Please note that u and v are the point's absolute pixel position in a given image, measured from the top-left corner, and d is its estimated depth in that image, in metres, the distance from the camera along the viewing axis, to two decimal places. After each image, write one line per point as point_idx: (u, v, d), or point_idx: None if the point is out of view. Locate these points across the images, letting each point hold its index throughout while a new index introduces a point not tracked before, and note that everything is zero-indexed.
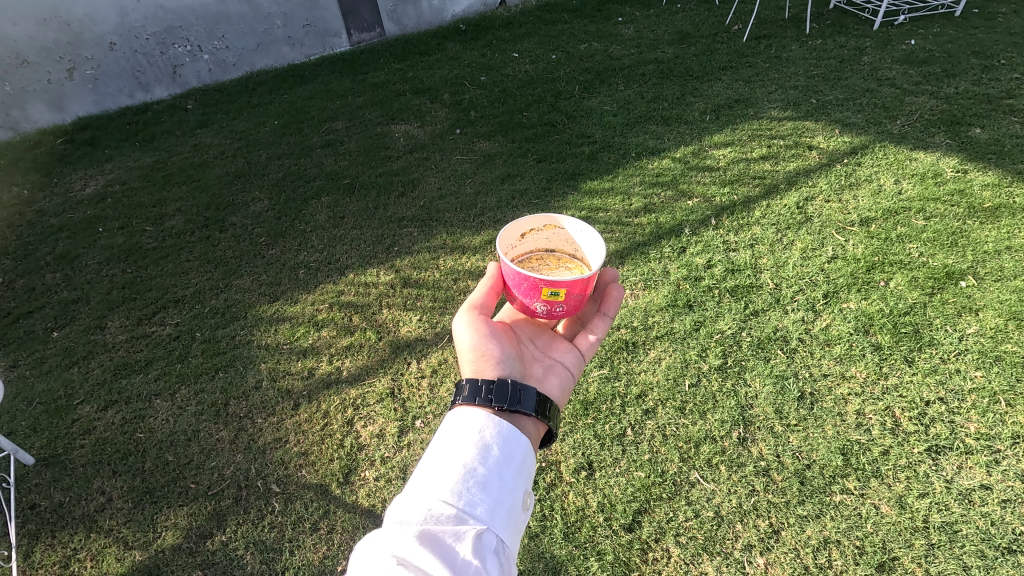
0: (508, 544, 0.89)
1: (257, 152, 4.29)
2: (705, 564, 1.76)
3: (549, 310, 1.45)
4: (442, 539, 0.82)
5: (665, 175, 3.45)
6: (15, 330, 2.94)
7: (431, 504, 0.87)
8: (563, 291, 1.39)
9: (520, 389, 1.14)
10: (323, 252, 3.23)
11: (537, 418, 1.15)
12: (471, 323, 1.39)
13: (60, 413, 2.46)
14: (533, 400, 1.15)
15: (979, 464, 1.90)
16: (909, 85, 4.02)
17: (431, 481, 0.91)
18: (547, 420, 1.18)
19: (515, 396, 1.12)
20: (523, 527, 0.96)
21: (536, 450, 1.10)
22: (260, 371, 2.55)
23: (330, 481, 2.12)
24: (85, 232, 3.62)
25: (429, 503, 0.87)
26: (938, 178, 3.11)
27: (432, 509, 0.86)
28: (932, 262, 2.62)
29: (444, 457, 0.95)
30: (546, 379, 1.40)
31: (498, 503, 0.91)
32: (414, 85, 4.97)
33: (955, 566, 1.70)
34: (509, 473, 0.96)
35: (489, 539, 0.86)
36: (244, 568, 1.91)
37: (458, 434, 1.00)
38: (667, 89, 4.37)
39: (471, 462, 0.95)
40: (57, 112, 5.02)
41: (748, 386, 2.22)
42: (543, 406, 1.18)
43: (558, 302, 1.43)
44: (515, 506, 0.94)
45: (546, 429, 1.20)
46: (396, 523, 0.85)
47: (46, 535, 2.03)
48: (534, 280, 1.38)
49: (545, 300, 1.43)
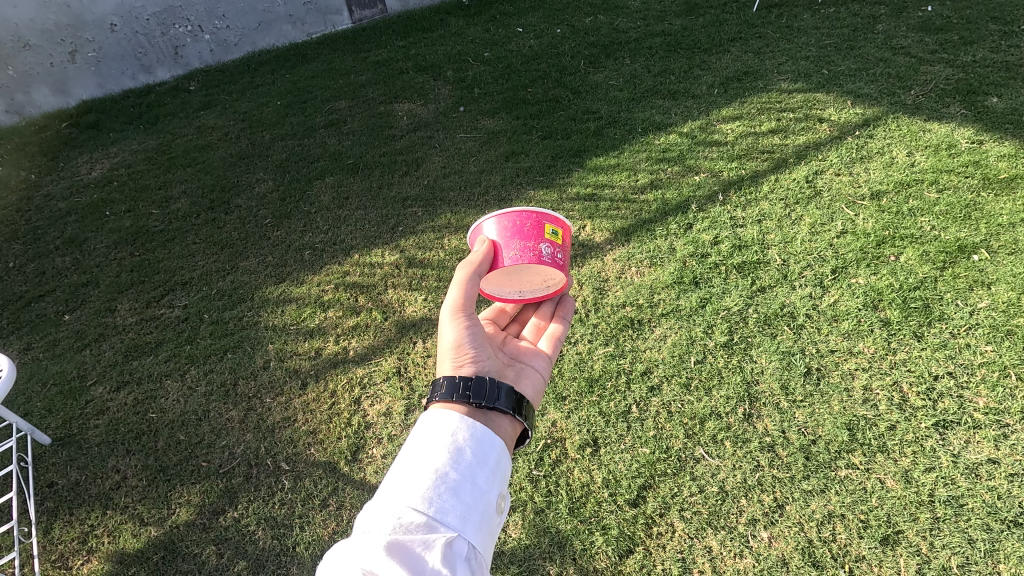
0: (481, 550, 0.89)
1: (260, 133, 4.27)
2: (709, 538, 1.78)
3: (553, 251, 1.58)
4: (414, 545, 0.82)
5: (672, 150, 3.40)
6: (27, 313, 2.98)
7: (401, 510, 0.87)
8: (558, 231, 1.64)
9: (497, 385, 1.14)
10: (328, 232, 3.23)
11: (513, 416, 1.14)
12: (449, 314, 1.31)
13: (73, 394, 2.51)
14: (507, 399, 1.14)
15: (987, 439, 1.89)
16: (924, 54, 3.90)
17: (401, 488, 0.90)
18: (522, 419, 1.17)
19: (491, 394, 1.12)
20: (497, 531, 0.96)
21: (511, 452, 1.09)
22: (268, 352, 2.58)
23: (339, 459, 2.15)
24: (92, 216, 3.64)
25: (400, 511, 0.87)
26: (952, 149, 3.04)
27: (403, 517, 0.86)
28: (944, 236, 2.58)
29: (414, 463, 0.94)
30: (519, 377, 1.38)
31: (469, 510, 0.90)
32: (417, 62, 4.91)
33: (961, 539, 1.70)
34: (481, 479, 0.96)
35: (459, 545, 0.85)
36: (255, 543, 1.94)
37: (430, 442, 0.99)
38: (674, 62, 4.28)
39: (442, 468, 0.94)
40: (61, 95, 5.01)
41: (754, 362, 2.21)
42: (518, 404, 1.17)
43: (556, 246, 1.61)
44: (488, 509, 0.93)
45: (521, 426, 1.19)
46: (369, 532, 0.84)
47: (64, 512, 2.08)
48: (540, 215, 1.58)
49: (547, 241, 1.58)
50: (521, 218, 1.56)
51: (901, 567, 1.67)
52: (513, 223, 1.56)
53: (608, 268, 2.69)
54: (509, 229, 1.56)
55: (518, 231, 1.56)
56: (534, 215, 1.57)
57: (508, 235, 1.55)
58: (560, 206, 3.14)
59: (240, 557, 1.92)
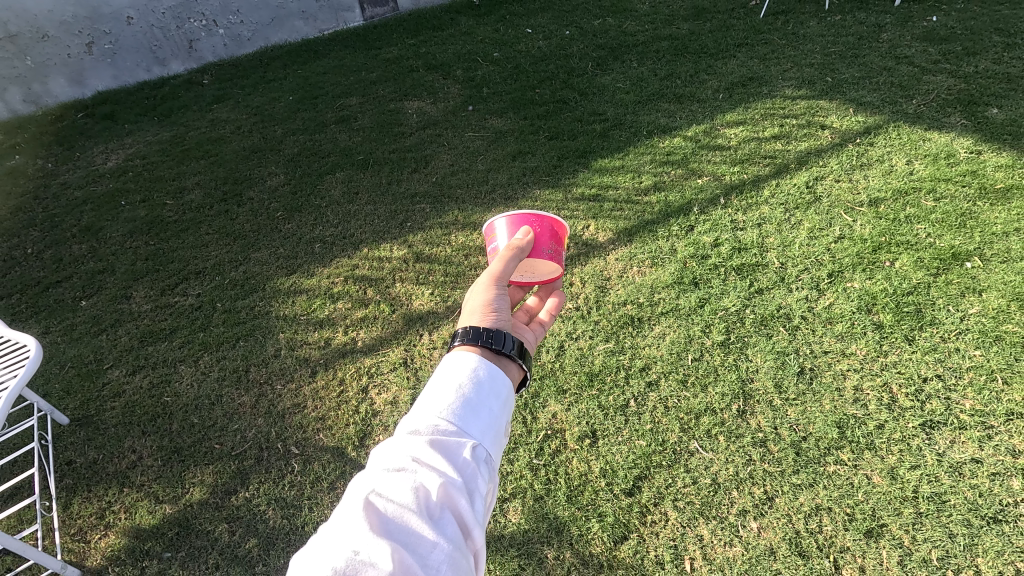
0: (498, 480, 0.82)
1: (272, 127, 4.35)
2: (701, 527, 1.85)
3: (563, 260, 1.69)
4: (443, 447, 0.79)
5: (676, 153, 3.47)
6: (45, 299, 3.07)
7: (426, 418, 0.83)
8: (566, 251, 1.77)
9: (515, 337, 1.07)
10: (338, 226, 3.31)
11: (520, 362, 1.08)
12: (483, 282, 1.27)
13: (91, 376, 2.60)
14: (514, 342, 1.08)
15: (971, 439, 1.96)
16: (928, 63, 3.96)
17: (425, 401, 0.86)
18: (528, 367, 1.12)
19: (499, 337, 1.05)
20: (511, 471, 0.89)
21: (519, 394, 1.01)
22: (279, 340, 2.67)
23: (347, 444, 2.23)
24: (108, 205, 3.73)
25: (425, 420, 0.83)
26: (951, 159, 3.10)
27: (429, 423, 0.82)
28: (939, 243, 2.64)
29: (452, 385, 0.89)
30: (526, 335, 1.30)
31: (490, 420, 0.86)
32: (427, 60, 4.99)
33: (941, 533, 1.77)
34: (500, 393, 0.90)
35: (483, 452, 0.82)
36: (266, 522, 2.02)
37: (450, 365, 0.93)
38: (680, 66, 4.35)
39: (463, 383, 0.89)
40: (76, 86, 5.10)
41: (749, 361, 2.29)
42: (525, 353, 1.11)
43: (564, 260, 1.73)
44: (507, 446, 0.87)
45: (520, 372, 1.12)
46: (397, 437, 0.81)
47: (82, 489, 2.17)
48: (562, 229, 1.72)
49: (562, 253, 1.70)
50: (552, 222, 1.67)
51: (884, 558, 1.75)
52: (551, 225, 1.65)
53: (611, 267, 2.77)
54: (543, 227, 1.64)
55: (551, 234, 1.65)
56: (564, 230, 1.71)
57: (539, 231, 1.63)
58: (565, 206, 3.22)
59: (251, 535, 2.00)
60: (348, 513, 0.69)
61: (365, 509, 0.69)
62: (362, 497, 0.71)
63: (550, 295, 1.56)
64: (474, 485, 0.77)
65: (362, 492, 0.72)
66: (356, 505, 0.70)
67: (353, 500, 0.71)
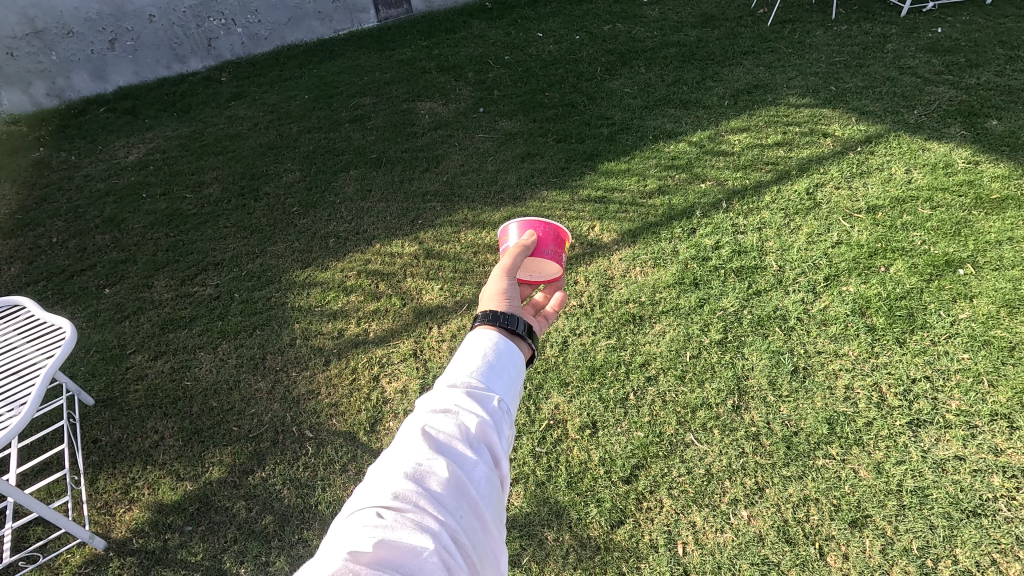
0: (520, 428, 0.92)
1: (288, 125, 4.47)
2: (694, 514, 1.95)
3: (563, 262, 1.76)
4: (476, 394, 0.90)
5: (681, 158, 3.56)
6: (70, 286, 3.19)
7: (458, 374, 0.94)
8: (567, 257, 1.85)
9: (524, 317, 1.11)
10: (351, 222, 3.43)
11: (528, 341, 1.11)
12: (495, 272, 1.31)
13: (115, 360, 2.72)
14: (523, 322, 1.13)
15: (956, 437, 2.05)
16: (931, 74, 4.03)
17: (455, 363, 0.97)
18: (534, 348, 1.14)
19: (510, 316, 1.10)
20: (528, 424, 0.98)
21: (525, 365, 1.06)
22: (294, 330, 2.78)
23: (358, 429, 2.34)
24: (129, 198, 3.86)
25: (460, 376, 0.93)
26: (949, 168, 3.18)
27: (462, 377, 0.93)
28: (933, 250, 2.73)
29: (477, 347, 0.99)
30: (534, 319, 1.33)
31: (512, 380, 0.96)
32: (439, 62, 5.10)
33: (923, 525, 1.86)
34: (517, 359, 1.00)
35: (508, 403, 0.92)
36: (281, 500, 2.13)
37: (474, 337, 1.03)
38: (687, 73, 4.44)
39: (487, 350, 0.99)
40: (99, 81, 5.24)
41: (745, 359, 2.38)
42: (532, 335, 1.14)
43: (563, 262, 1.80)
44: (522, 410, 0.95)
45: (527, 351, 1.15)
46: (436, 388, 0.92)
47: (108, 466, 2.29)
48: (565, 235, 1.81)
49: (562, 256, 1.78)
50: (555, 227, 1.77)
51: (867, 546, 1.84)
52: (555, 231, 1.75)
53: (614, 266, 2.87)
54: (547, 232, 1.73)
55: (555, 238, 1.74)
56: (566, 236, 1.80)
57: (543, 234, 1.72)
58: (571, 207, 3.32)
59: (267, 512, 2.11)
60: (402, 443, 0.81)
61: (417, 438, 0.81)
62: (412, 431, 0.83)
63: (553, 290, 1.60)
64: (504, 425, 0.88)
65: (412, 427, 0.84)
66: (410, 437, 0.81)
67: (405, 433, 0.83)
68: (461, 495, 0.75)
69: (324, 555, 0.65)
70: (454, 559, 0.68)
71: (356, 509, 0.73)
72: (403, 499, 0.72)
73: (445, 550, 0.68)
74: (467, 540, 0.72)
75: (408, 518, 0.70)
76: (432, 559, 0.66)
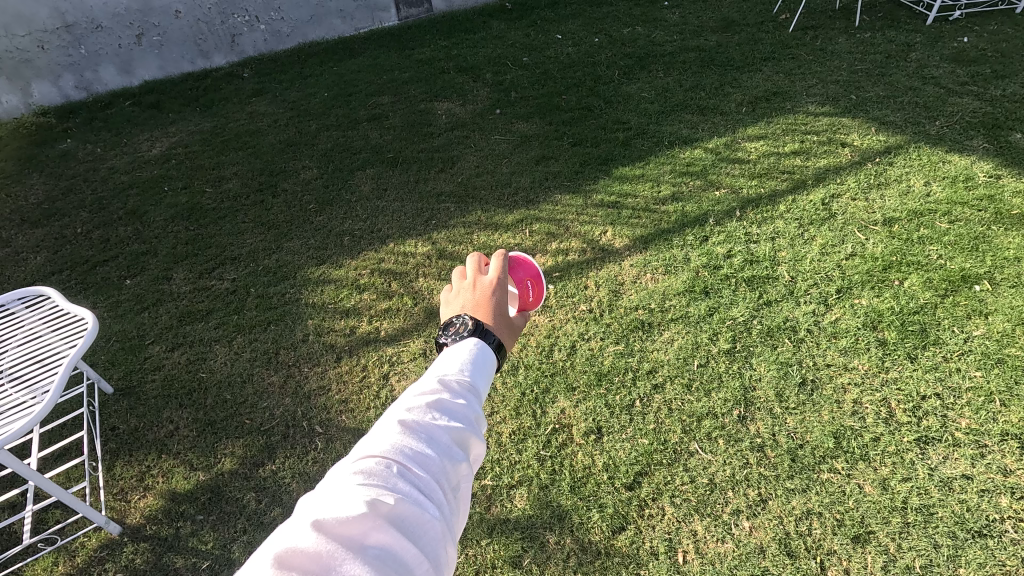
0: None
1: (307, 122, 4.53)
2: (696, 523, 1.96)
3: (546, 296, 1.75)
4: (474, 382, 0.94)
5: (696, 165, 3.56)
6: (93, 276, 3.28)
7: (459, 358, 0.97)
8: None
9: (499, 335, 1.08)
10: (366, 221, 3.47)
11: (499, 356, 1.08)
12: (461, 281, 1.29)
13: (134, 351, 2.79)
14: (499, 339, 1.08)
15: (964, 456, 2.03)
16: (955, 85, 3.96)
17: (454, 347, 1.01)
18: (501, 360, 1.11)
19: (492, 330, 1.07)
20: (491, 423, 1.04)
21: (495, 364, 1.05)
22: (307, 327, 2.83)
23: (367, 427, 2.39)
24: (152, 191, 3.95)
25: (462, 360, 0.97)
26: (969, 182, 3.13)
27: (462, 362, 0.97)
28: (949, 265, 2.69)
29: (470, 340, 1.03)
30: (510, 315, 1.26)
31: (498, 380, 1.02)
32: (458, 62, 5.13)
33: (926, 543, 1.85)
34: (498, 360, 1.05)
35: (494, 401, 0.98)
36: (290, 493, 2.18)
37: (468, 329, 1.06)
38: (705, 79, 4.42)
39: (483, 343, 1.04)
40: (126, 75, 5.36)
41: (753, 369, 2.38)
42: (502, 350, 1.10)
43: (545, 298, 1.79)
44: None
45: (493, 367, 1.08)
46: (438, 365, 0.95)
47: (125, 453, 2.36)
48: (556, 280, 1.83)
49: None
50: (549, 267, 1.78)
51: (869, 563, 1.83)
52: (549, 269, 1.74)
53: (625, 272, 2.88)
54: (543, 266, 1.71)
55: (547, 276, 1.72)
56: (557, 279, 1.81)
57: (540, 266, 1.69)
58: (584, 211, 3.33)
59: (275, 505, 2.15)
60: (409, 406, 0.84)
61: (428, 404, 0.83)
62: (420, 396, 0.85)
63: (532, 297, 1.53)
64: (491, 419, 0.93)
65: (423, 394, 0.86)
66: (422, 402, 0.84)
67: (413, 397, 0.85)
68: (460, 473, 0.79)
69: (342, 493, 0.67)
70: (451, 532, 0.72)
71: (366, 455, 0.74)
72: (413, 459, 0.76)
73: (447, 520, 0.72)
74: (459, 518, 0.76)
75: (418, 479, 0.73)
76: (437, 527, 0.70)
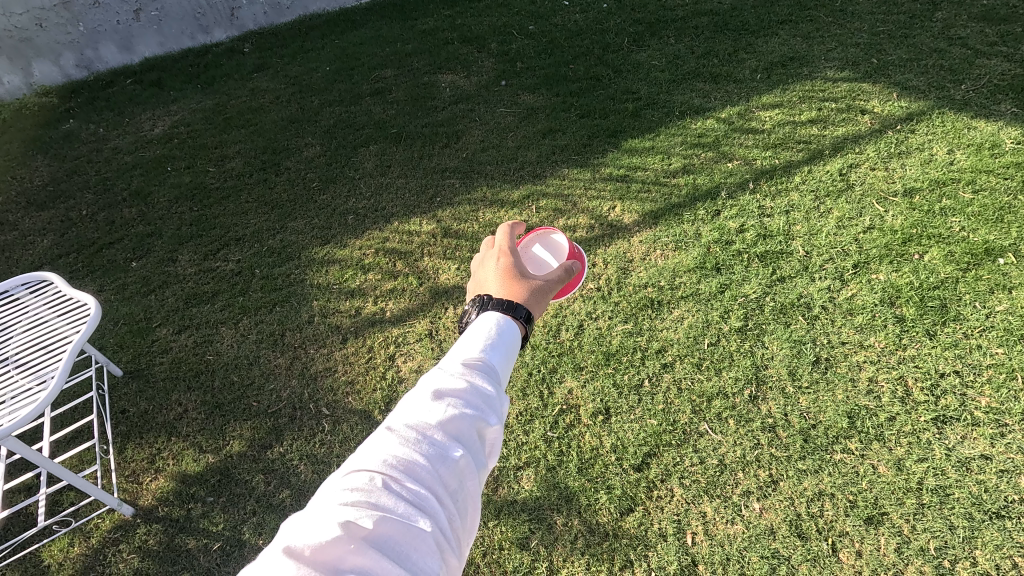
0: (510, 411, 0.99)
1: (310, 98, 4.45)
2: (705, 504, 1.94)
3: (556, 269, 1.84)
4: (484, 373, 0.96)
5: (708, 135, 3.44)
6: (99, 258, 3.28)
7: (469, 351, 0.99)
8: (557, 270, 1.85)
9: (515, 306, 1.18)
10: (370, 199, 3.42)
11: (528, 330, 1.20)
12: (495, 254, 1.40)
13: (141, 333, 2.80)
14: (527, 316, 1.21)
15: (983, 436, 1.98)
16: (983, 45, 3.75)
17: (467, 339, 1.03)
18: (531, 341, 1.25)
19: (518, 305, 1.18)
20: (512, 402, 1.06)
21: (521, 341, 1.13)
22: (312, 307, 2.81)
23: (373, 408, 2.38)
24: (155, 171, 3.92)
25: (470, 354, 0.98)
26: (995, 149, 2.99)
27: (472, 354, 0.99)
28: (972, 237, 2.59)
29: (481, 332, 1.04)
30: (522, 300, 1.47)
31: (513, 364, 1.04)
32: (463, 32, 4.98)
33: (942, 525, 1.82)
34: (517, 349, 1.07)
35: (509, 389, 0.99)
36: (298, 475, 2.19)
37: (487, 317, 1.09)
38: (719, 44, 4.24)
39: (498, 333, 1.05)
40: (126, 52, 5.30)
41: (765, 348, 2.33)
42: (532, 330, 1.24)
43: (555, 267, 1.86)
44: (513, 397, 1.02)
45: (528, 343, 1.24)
46: (445, 361, 0.98)
47: (135, 436, 2.37)
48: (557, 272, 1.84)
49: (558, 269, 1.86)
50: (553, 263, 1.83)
51: (882, 544, 1.81)
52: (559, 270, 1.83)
53: (634, 249, 2.82)
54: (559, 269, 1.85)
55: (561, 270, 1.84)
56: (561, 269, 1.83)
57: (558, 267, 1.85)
58: (592, 185, 3.25)
59: (284, 486, 2.16)
60: (407, 411, 0.87)
61: (430, 409, 0.86)
62: (422, 399, 0.88)
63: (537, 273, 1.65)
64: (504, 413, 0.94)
65: (424, 398, 0.88)
66: (420, 408, 0.86)
67: (415, 401, 0.88)
68: (459, 479, 0.81)
69: (324, 515, 0.70)
70: (446, 541, 0.74)
71: (357, 472, 0.77)
72: (406, 470, 0.77)
73: (439, 531, 0.74)
74: (458, 523, 0.78)
75: (408, 493, 0.75)
76: (427, 538, 0.72)
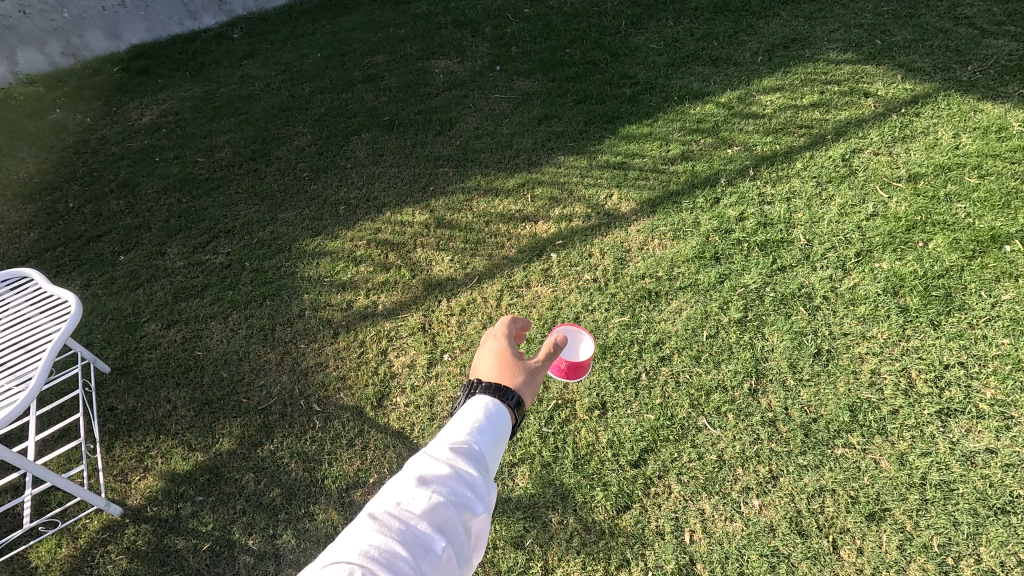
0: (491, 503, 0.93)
1: (300, 86, 4.35)
2: (703, 501, 1.90)
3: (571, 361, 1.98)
4: (471, 459, 0.90)
5: (707, 121, 3.36)
6: (87, 252, 3.21)
7: (455, 436, 0.94)
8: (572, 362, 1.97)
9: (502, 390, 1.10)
10: (362, 189, 3.35)
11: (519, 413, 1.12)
12: (490, 338, 1.33)
13: (129, 329, 2.74)
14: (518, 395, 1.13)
15: (988, 429, 1.93)
16: (990, 25, 3.64)
17: (454, 424, 0.98)
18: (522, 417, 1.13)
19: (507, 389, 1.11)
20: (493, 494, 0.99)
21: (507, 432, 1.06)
22: (303, 301, 2.76)
23: (365, 404, 2.32)
24: (143, 161, 3.84)
25: (458, 439, 0.93)
26: (1002, 133, 2.91)
27: (459, 439, 0.93)
28: (978, 224, 2.52)
29: (469, 417, 0.99)
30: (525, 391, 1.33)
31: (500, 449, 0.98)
32: (456, 16, 4.86)
33: (945, 521, 1.77)
34: (505, 433, 1.02)
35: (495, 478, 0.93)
36: (289, 473, 2.14)
37: (474, 403, 1.04)
38: (719, 26, 4.13)
39: (486, 418, 1.00)
40: (112, 39, 5.19)
41: (765, 340, 2.27)
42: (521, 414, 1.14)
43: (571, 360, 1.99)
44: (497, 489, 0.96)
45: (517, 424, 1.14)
46: (431, 443, 0.92)
47: (123, 434, 2.33)
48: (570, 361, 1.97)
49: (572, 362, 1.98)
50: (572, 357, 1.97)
51: (883, 541, 1.77)
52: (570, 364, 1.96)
53: (631, 238, 2.75)
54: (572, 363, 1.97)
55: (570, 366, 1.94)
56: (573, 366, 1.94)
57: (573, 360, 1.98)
58: (589, 173, 3.17)
59: (274, 485, 2.12)
60: (389, 494, 0.81)
61: (415, 498, 0.80)
62: (407, 483, 0.82)
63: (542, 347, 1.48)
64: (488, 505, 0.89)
65: (408, 482, 0.82)
66: (403, 495, 0.80)
67: (398, 486, 0.82)
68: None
69: None
70: None
71: (331, 563, 0.70)
72: (386, 566, 0.71)
73: None
74: None
75: None
76: None
